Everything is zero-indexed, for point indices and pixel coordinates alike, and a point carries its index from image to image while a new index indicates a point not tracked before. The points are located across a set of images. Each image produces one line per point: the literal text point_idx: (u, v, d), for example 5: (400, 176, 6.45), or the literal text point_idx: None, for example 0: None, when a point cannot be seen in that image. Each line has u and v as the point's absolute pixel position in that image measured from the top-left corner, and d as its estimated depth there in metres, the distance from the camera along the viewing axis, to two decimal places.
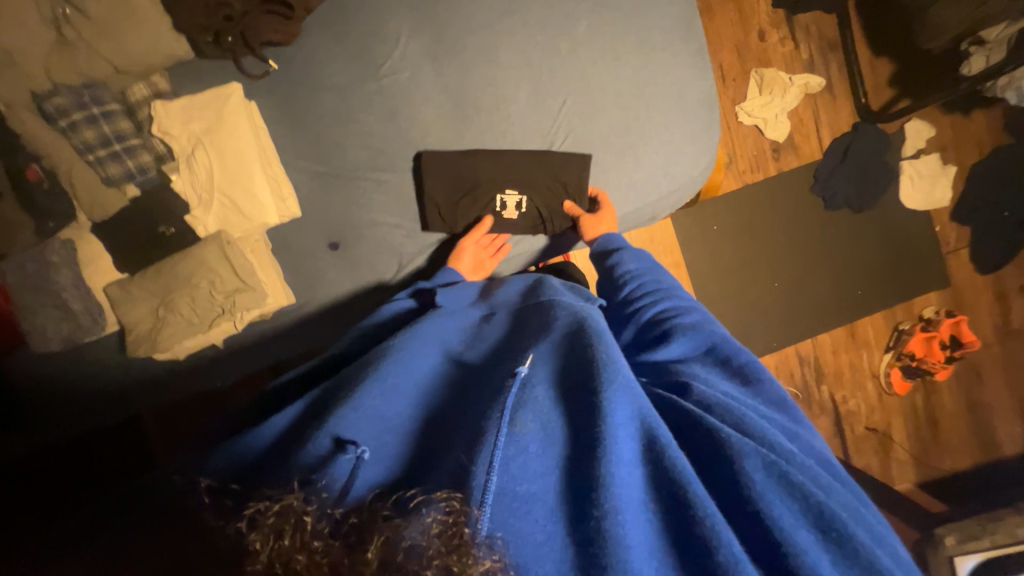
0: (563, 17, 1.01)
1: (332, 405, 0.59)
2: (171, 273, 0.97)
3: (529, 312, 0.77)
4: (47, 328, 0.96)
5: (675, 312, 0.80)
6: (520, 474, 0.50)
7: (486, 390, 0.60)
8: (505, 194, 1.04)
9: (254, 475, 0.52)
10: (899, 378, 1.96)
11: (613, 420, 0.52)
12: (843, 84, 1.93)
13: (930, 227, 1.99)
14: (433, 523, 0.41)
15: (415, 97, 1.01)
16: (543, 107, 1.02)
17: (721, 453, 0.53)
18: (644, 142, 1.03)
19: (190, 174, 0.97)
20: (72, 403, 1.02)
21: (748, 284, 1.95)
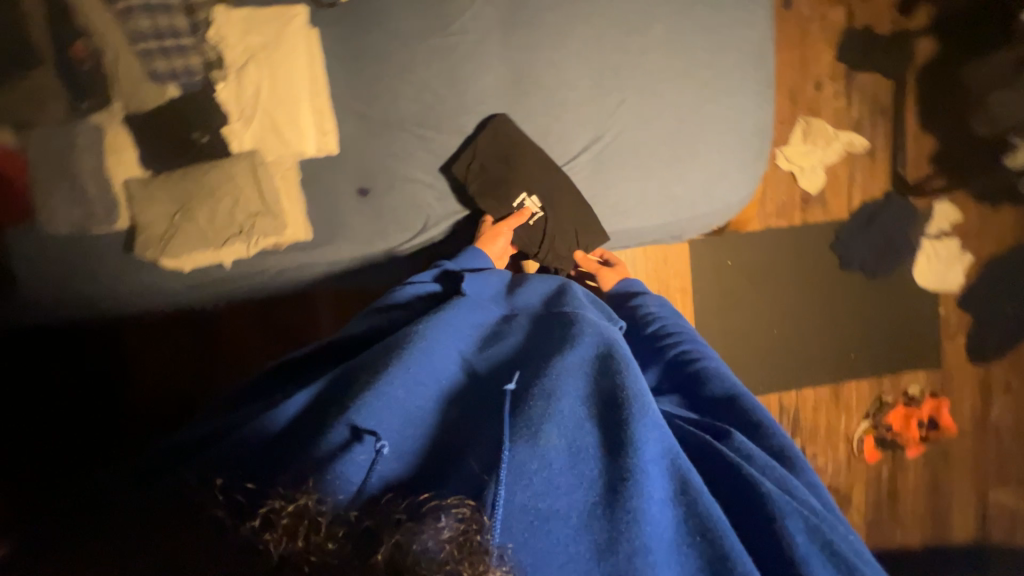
0: (643, 14, 0.99)
1: (350, 393, 0.58)
2: (196, 182, 0.95)
3: (554, 323, 0.77)
4: (57, 209, 0.94)
5: (696, 352, 0.82)
6: (543, 490, 0.50)
7: (508, 394, 0.60)
8: (532, 198, 1.03)
9: (264, 464, 0.50)
10: (871, 446, 1.99)
11: (638, 452, 0.54)
12: (885, 151, 1.94)
13: (935, 308, 2.02)
14: (447, 527, 0.41)
15: (478, 63, 0.99)
16: (602, 99, 0.99)
17: (745, 496, 0.56)
18: (691, 157, 1.01)
19: (237, 86, 0.94)
20: (63, 290, 0.99)
21: (748, 324, 1.96)
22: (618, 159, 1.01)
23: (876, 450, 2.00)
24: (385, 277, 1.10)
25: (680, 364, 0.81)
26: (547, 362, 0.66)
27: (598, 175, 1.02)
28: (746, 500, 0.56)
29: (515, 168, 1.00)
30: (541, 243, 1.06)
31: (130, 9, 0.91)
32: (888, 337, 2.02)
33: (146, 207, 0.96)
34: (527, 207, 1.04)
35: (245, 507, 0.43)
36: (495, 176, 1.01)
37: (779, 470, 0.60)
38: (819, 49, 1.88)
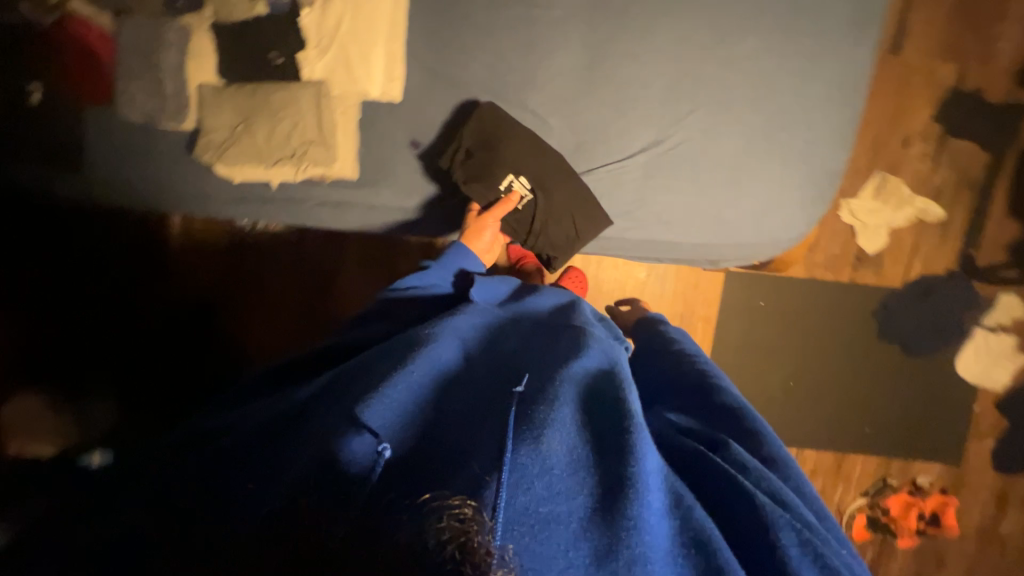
0: (738, 24, 0.94)
1: (353, 389, 0.60)
2: (263, 99, 0.98)
3: (557, 334, 0.76)
4: (135, 97, 1.01)
5: (704, 368, 0.82)
6: (546, 493, 0.48)
7: (512, 394, 0.59)
8: (518, 178, 1.01)
9: (274, 465, 0.52)
10: (861, 524, 1.91)
11: (637, 455, 0.52)
12: (960, 227, 1.81)
13: (970, 403, 1.89)
14: (452, 528, 0.42)
15: (557, 40, 0.97)
16: (672, 103, 0.96)
17: (737, 505, 0.54)
18: (749, 183, 0.97)
19: (320, 15, 0.94)
20: (129, 174, 1.08)
21: (764, 370, 1.90)
22: (673, 167, 0.98)
23: (866, 530, 1.92)
24: (417, 231, 1.12)
25: (686, 377, 0.80)
26: (552, 368, 0.64)
27: (649, 180, 0.98)
28: (740, 507, 0.54)
29: (498, 144, 0.99)
30: (530, 230, 1.04)
31: None
32: (910, 420, 1.91)
33: (212, 114, 1.00)
34: (515, 190, 1.01)
35: (258, 513, 0.47)
36: (481, 156, 0.99)
37: (776, 483, 0.58)
38: (917, 105, 1.76)
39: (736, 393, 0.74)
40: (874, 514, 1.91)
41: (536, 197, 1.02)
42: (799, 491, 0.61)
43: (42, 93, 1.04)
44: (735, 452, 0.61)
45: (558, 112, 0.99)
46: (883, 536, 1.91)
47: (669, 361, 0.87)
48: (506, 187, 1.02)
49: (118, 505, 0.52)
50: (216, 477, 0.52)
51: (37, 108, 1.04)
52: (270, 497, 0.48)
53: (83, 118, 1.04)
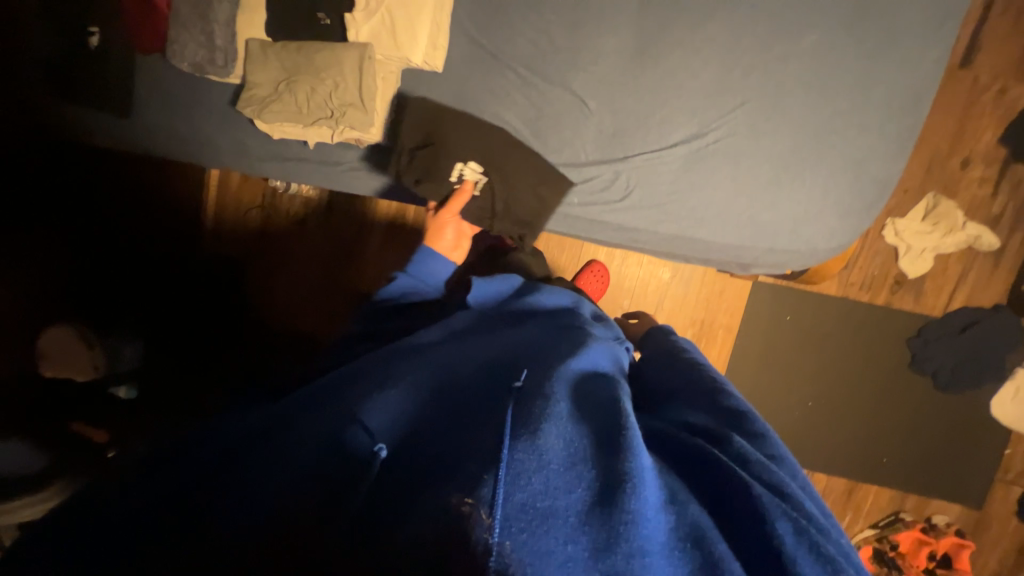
0: (802, 18, 0.89)
1: (350, 396, 0.62)
2: (308, 57, 0.97)
3: (556, 342, 0.75)
4: (186, 48, 1.02)
5: (708, 374, 0.80)
6: (545, 488, 0.45)
7: (512, 393, 0.57)
8: (466, 167, 0.98)
9: (276, 458, 0.54)
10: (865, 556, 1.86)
11: (634, 453, 0.50)
12: (1013, 259, 1.71)
13: (999, 444, 1.80)
14: (455, 518, 0.41)
15: (607, 23, 0.95)
16: (721, 96, 0.92)
17: (733, 493, 0.52)
18: (793, 186, 0.93)
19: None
20: (181, 128, 1.14)
21: (783, 388, 1.84)
22: (713, 162, 0.94)
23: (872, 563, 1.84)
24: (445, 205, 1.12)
25: (688, 383, 0.79)
26: (551, 372, 0.63)
27: (687, 173, 0.95)
28: (737, 496, 0.51)
29: (445, 131, 0.98)
30: (493, 214, 1.01)
31: None
32: (932, 456, 1.83)
33: (256, 70, 1.01)
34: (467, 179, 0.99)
35: (258, 504, 0.49)
36: (429, 150, 0.98)
37: (777, 477, 0.55)
38: (983, 125, 1.65)
39: (741, 397, 0.72)
40: (881, 547, 1.84)
41: (490, 178, 0.99)
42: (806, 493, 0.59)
43: (100, 36, 1.07)
44: (735, 450, 0.59)
45: (600, 95, 0.97)
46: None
47: (673, 369, 0.86)
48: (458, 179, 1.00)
49: (129, 480, 0.54)
50: (222, 472, 0.54)
51: (94, 51, 1.08)
52: (273, 490, 0.50)
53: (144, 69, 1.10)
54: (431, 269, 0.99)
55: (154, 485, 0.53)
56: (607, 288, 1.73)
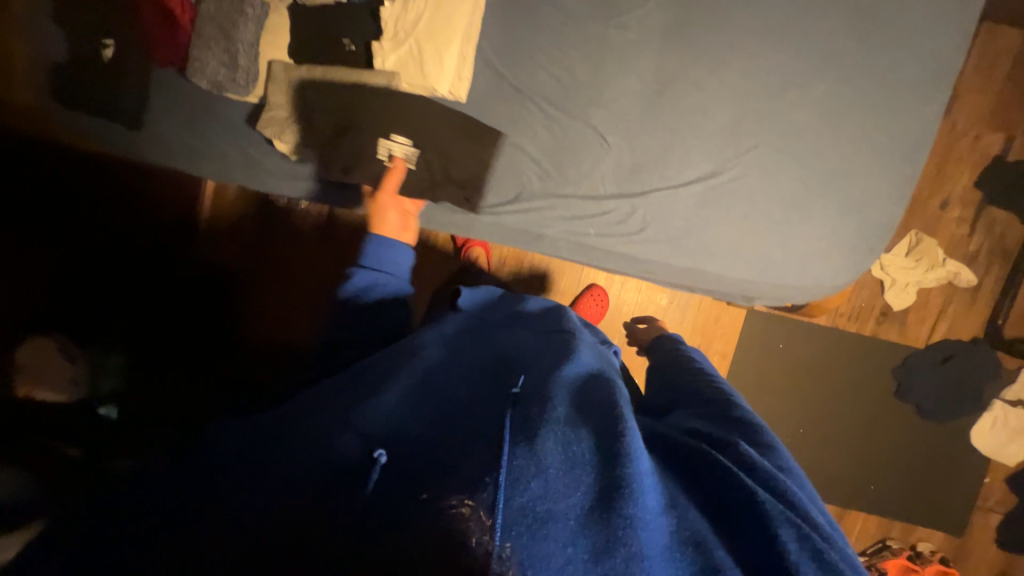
0: (810, 71, 0.95)
1: (347, 400, 0.62)
2: (334, 84, 1.00)
3: (555, 349, 0.75)
4: (207, 66, 1.00)
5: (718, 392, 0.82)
6: (544, 491, 0.45)
7: (508, 401, 0.58)
8: (389, 143, 1.01)
9: (279, 457, 0.54)
10: None
11: (633, 455, 0.50)
12: (989, 294, 1.80)
13: (979, 473, 1.86)
14: (456, 526, 0.43)
15: (628, 64, 0.98)
16: (736, 138, 0.96)
17: (730, 492, 0.51)
18: (803, 226, 0.96)
19: (401, 9, 0.95)
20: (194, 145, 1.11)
21: (775, 414, 1.88)
22: (727, 201, 0.98)
23: None
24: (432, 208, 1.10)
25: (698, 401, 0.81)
26: (552, 380, 0.63)
27: (701, 210, 0.99)
28: (738, 496, 0.50)
29: (362, 113, 1.01)
30: (433, 181, 1.04)
31: None
32: (916, 484, 1.88)
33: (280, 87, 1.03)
34: (398, 157, 1.02)
35: (249, 514, 0.48)
36: (353, 133, 1.01)
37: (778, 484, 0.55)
38: (960, 170, 1.76)
39: (749, 410, 0.75)
40: None
41: (418, 147, 1.02)
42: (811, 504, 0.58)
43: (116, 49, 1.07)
44: (740, 459, 0.58)
45: (620, 132, 1.00)
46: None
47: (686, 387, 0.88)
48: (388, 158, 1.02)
49: (115, 494, 0.52)
50: (229, 467, 0.54)
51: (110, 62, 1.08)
52: (278, 485, 0.51)
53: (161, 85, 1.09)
54: (386, 255, 0.95)
55: (174, 474, 0.54)
56: (608, 312, 1.75)
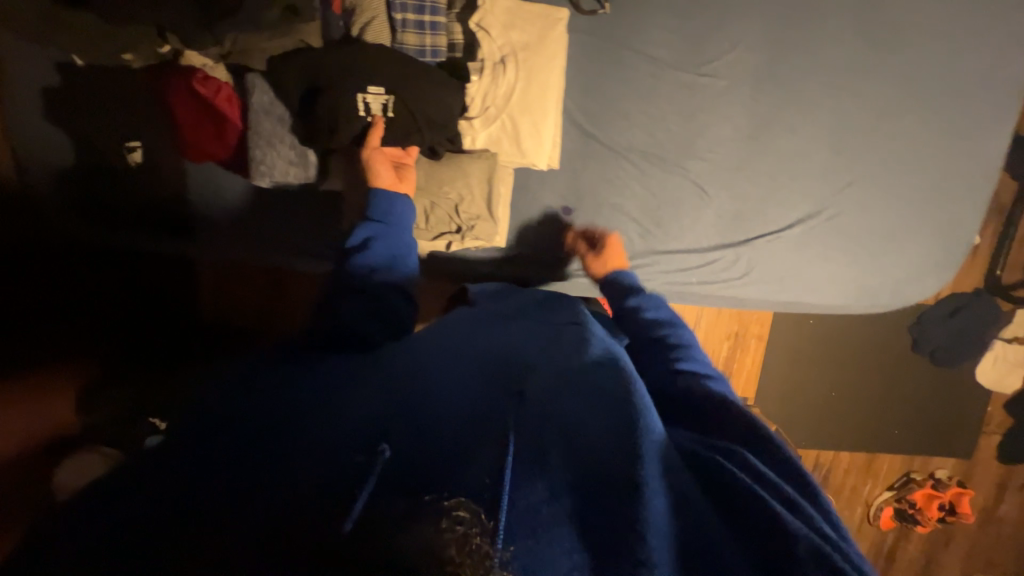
0: (892, 101, 0.97)
1: (323, 395, 0.51)
2: (425, 169, 0.92)
3: (568, 326, 0.68)
4: (276, 164, 0.91)
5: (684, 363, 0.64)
6: (549, 497, 0.38)
7: (511, 398, 0.47)
8: (365, 95, 0.83)
9: (222, 462, 0.41)
10: (888, 515, 2.07)
11: (639, 452, 0.41)
12: (989, 249, 1.96)
13: (983, 404, 2.09)
14: (453, 546, 0.31)
15: (719, 110, 0.96)
16: (831, 176, 0.99)
17: (733, 498, 0.40)
18: (893, 252, 1.02)
19: (490, 83, 0.90)
20: (270, 239, 1.07)
21: (806, 381, 1.99)
22: (826, 238, 1.01)
23: (892, 519, 2.08)
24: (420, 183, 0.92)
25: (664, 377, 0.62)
26: (568, 363, 0.55)
27: (803, 249, 1.01)
28: (755, 510, 0.39)
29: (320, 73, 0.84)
30: (423, 123, 0.86)
31: None
32: (932, 422, 2.08)
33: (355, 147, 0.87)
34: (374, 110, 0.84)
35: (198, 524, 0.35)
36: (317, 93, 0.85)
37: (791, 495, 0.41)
38: None
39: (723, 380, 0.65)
40: (900, 506, 2.07)
41: (396, 94, 0.84)
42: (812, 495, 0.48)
43: (143, 151, 1.00)
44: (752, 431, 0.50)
45: (717, 181, 0.99)
46: (906, 525, 2.10)
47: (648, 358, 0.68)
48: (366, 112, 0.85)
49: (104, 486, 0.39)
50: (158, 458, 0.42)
51: (139, 167, 1.00)
52: (212, 492, 0.38)
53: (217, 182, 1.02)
54: (390, 208, 0.78)
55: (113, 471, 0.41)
56: None
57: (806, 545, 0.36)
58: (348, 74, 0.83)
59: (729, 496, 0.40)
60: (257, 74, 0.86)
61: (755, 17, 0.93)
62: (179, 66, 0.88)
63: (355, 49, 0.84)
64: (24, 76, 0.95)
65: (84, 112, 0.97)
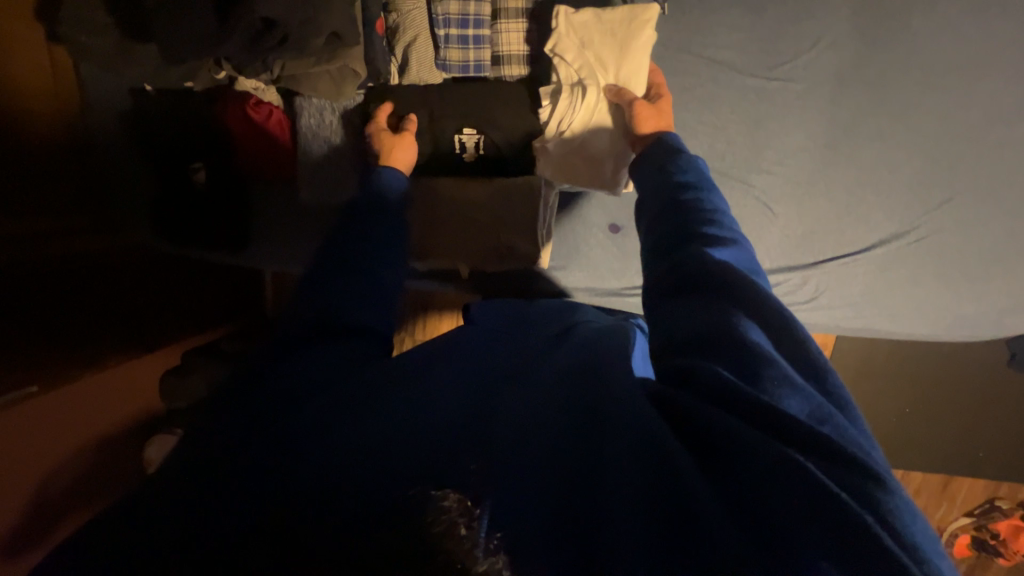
0: (1014, 101, 0.82)
1: (275, 391, 0.50)
2: (479, 194, 0.92)
3: (574, 326, 0.67)
4: (326, 181, 0.98)
5: (701, 238, 0.55)
6: (519, 472, 0.39)
7: (499, 397, 0.47)
8: (461, 134, 0.91)
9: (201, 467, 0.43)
10: (963, 542, 1.58)
11: (612, 433, 0.41)
12: None
13: None
14: (441, 544, 0.32)
15: (793, 117, 0.86)
16: (928, 189, 0.86)
17: (712, 451, 0.40)
18: (997, 277, 0.89)
19: (568, 107, 0.86)
20: (311, 249, 1.08)
21: (890, 399, 1.49)
22: (918, 261, 0.89)
23: (968, 546, 1.59)
24: (468, 203, 0.93)
25: (684, 253, 0.55)
26: (571, 353, 0.55)
27: (886, 273, 0.90)
28: (754, 450, 0.37)
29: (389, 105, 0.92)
30: (505, 156, 0.92)
31: None
32: None
33: (434, 175, 0.94)
34: (465, 145, 0.92)
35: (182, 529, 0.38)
36: (421, 134, 0.92)
37: (799, 419, 0.39)
38: None
39: (738, 245, 0.55)
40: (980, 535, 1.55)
41: (486, 133, 0.90)
42: (817, 377, 0.43)
43: (206, 171, 1.04)
44: (753, 352, 0.43)
45: (787, 197, 0.89)
46: (984, 556, 1.59)
47: (663, 237, 0.58)
48: (460, 150, 0.92)
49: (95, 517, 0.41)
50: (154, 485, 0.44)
51: (204, 186, 1.05)
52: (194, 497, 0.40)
53: (272, 194, 1.08)
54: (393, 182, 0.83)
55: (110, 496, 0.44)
56: None
57: (779, 512, 0.34)
58: (440, 117, 0.90)
59: (715, 444, 0.39)
60: (362, 98, 0.94)
61: (844, 8, 0.81)
62: (236, 93, 0.95)
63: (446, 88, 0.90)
64: (108, 104, 1.02)
65: (159, 134, 1.03)
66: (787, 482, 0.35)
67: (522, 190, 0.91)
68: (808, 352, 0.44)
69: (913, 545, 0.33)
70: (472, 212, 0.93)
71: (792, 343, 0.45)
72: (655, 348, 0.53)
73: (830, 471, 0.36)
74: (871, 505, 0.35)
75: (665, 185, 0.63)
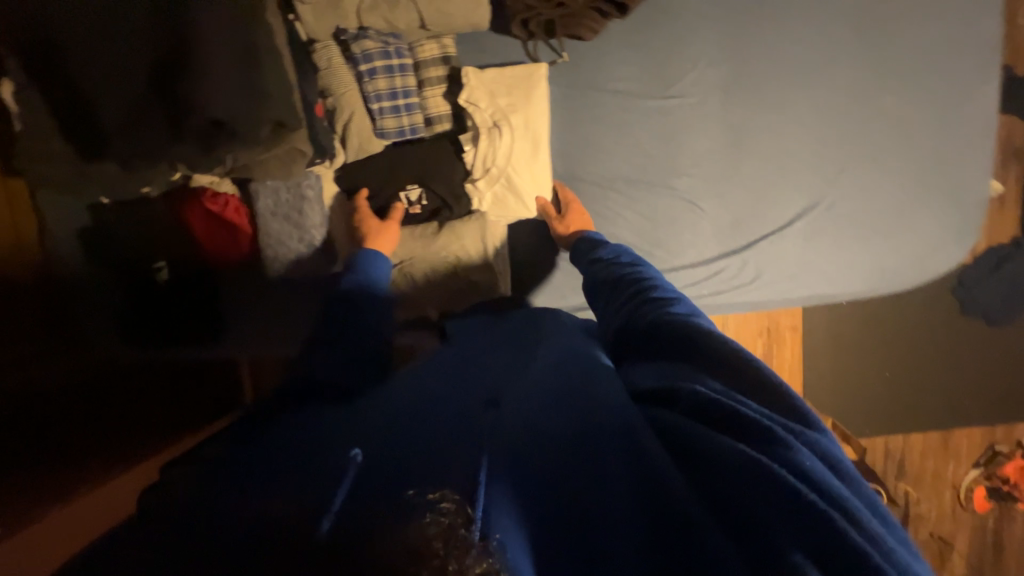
0: (866, 85, 0.98)
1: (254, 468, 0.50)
2: (432, 238, 1.00)
3: (547, 346, 0.72)
4: (287, 252, 1.04)
5: (652, 298, 0.65)
6: (492, 467, 0.42)
7: (492, 410, 0.52)
8: (405, 190, 1.00)
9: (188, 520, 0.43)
10: (982, 496, 1.55)
11: (594, 455, 0.46)
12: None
13: None
14: (441, 546, 0.35)
15: (694, 126, 0.98)
16: (823, 165, 0.99)
17: (701, 472, 0.42)
18: (904, 230, 1.00)
19: (487, 148, 0.95)
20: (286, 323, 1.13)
21: (865, 365, 1.55)
22: (834, 227, 1.00)
23: (989, 500, 1.56)
24: (424, 248, 1.00)
25: (638, 313, 0.65)
26: (551, 380, 0.59)
27: (811, 242, 1.00)
28: (727, 455, 0.41)
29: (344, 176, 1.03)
30: (450, 200, 1.00)
31: (372, 69, 0.92)
32: None
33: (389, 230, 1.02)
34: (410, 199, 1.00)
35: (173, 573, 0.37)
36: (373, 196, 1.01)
37: (768, 428, 0.43)
38: None
39: (679, 297, 0.65)
40: (993, 484, 1.55)
41: (427, 184, 1.00)
42: (774, 395, 0.47)
43: (170, 269, 1.08)
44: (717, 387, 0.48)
45: (708, 194, 1.00)
46: (1003, 504, 1.56)
47: (622, 306, 0.70)
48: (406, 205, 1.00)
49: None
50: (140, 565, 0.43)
51: (167, 284, 1.08)
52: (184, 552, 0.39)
53: (234, 279, 1.11)
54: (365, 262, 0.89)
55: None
56: None
57: (757, 512, 0.38)
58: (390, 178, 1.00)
59: (695, 456, 0.43)
60: (314, 173, 1.00)
61: (711, 35, 0.97)
62: (192, 189, 1.02)
63: (394, 153, 1.00)
64: (67, 225, 1.03)
65: (119, 247, 1.06)
66: (760, 487, 0.39)
67: (471, 228, 1.00)
68: (761, 376, 0.48)
69: (879, 536, 0.35)
70: (428, 255, 1.00)
71: (746, 365, 0.50)
72: (631, 380, 0.59)
73: (799, 471, 0.39)
74: (834, 498, 0.37)
75: (608, 268, 0.78)
